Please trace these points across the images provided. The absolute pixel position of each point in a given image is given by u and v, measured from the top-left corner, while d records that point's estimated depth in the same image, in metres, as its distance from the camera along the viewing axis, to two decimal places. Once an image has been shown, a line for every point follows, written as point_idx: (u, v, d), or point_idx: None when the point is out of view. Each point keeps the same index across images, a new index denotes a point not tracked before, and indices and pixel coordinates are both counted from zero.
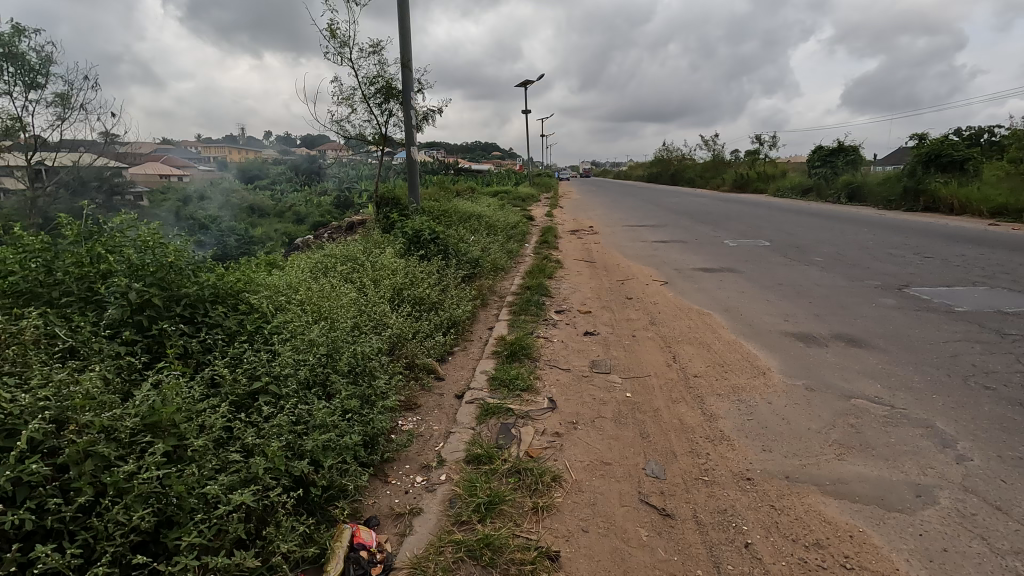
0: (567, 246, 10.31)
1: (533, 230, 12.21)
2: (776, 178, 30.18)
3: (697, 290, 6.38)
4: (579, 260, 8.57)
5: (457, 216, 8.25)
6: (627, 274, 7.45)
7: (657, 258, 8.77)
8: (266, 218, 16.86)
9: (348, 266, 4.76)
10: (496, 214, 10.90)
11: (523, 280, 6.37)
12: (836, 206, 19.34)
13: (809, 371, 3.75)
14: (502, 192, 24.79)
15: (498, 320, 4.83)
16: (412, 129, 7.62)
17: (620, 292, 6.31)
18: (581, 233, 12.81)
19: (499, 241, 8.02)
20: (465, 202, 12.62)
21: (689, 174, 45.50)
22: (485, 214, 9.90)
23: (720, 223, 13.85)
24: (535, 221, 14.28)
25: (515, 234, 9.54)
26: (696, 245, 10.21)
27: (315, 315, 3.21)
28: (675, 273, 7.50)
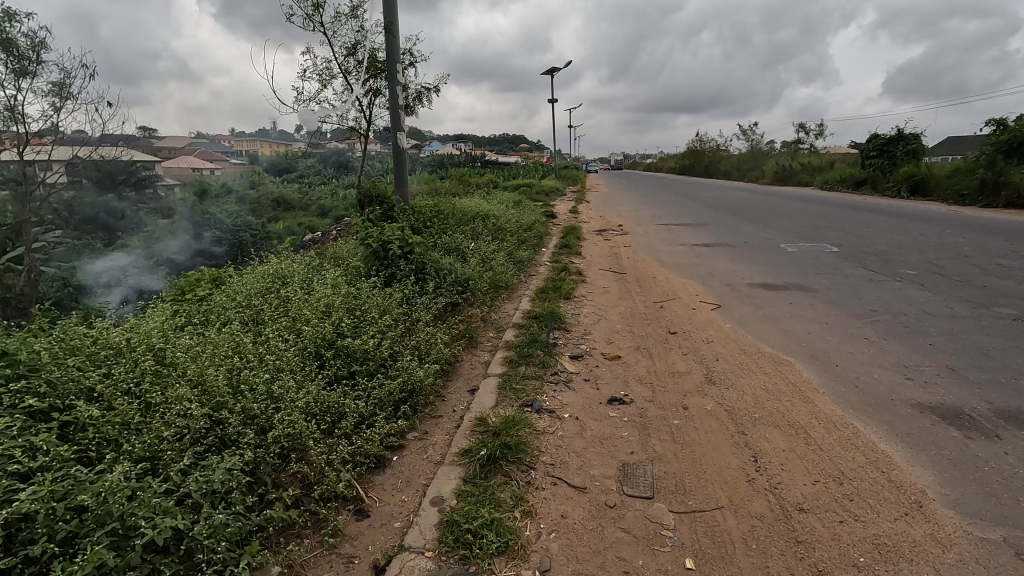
0: (592, 251, 8.79)
1: (554, 231, 10.69)
2: (824, 169, 27.76)
3: (764, 320, 4.80)
4: (606, 271, 7.04)
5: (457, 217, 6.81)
6: (665, 291, 5.92)
7: (702, 269, 7.17)
8: (286, 209, 15.87)
9: (282, 297, 3.43)
10: (511, 214, 9.44)
11: (533, 304, 4.91)
12: (898, 201, 17.20)
13: (1000, 504, 2.18)
14: (526, 186, 23.22)
15: (487, 376, 3.38)
16: (398, 110, 6.18)
17: (661, 322, 4.78)
18: (609, 233, 11.22)
19: (508, 249, 6.57)
20: (477, 199, 11.16)
21: (725, 166, 43.07)
22: (495, 213, 8.44)
23: (769, 222, 12.07)
24: (558, 219, 12.76)
25: (529, 237, 8.05)
26: (749, 250, 8.55)
27: (138, 426, 2.01)
28: (726, 292, 5.91)
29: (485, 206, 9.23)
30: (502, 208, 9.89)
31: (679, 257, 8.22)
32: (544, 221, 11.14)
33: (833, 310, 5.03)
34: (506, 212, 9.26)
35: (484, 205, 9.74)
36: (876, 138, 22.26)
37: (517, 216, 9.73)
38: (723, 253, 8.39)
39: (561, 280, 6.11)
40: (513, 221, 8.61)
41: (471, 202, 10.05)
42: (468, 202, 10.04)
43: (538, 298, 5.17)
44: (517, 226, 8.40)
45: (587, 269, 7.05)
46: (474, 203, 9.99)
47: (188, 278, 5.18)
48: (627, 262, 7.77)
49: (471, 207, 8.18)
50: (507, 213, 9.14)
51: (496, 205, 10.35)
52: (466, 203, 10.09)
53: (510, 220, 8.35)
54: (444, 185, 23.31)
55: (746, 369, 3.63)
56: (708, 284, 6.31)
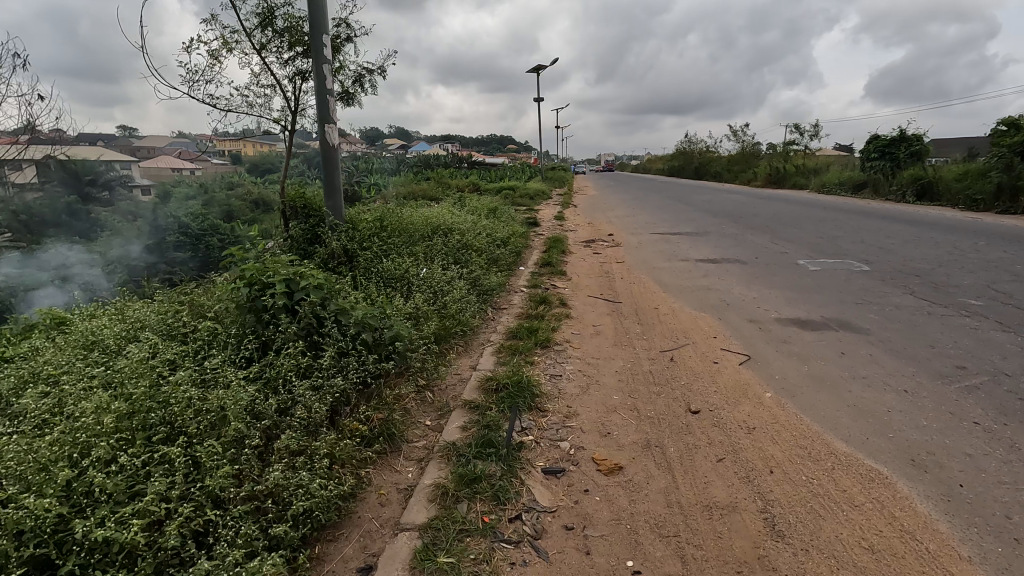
0: (579, 270, 7.43)
1: (535, 243, 9.29)
2: (819, 172, 26.74)
3: (813, 382, 3.48)
4: (597, 299, 5.69)
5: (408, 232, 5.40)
6: (672, 333, 4.58)
7: (712, 296, 5.84)
8: None
9: (54, 400, 2.03)
10: (483, 222, 8.06)
11: (495, 368, 3.53)
12: (905, 207, 16.14)
13: None
14: (510, 190, 21.75)
15: (397, 530, 2.00)
16: (327, 94, 4.74)
17: (673, 387, 3.42)
18: (598, 245, 9.85)
19: (473, 276, 5.16)
20: (448, 208, 9.74)
21: (715, 168, 42.09)
22: (462, 224, 7.05)
23: (774, 231, 10.85)
24: (541, 227, 11.43)
25: (502, 254, 6.65)
26: (764, 268, 7.27)
27: None
28: (751, 334, 4.58)
29: (453, 215, 7.82)
30: (475, 217, 8.49)
31: (683, 277, 6.90)
32: (524, 231, 9.74)
33: (902, 364, 3.73)
34: (477, 222, 7.88)
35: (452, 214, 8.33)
36: (876, 139, 21.22)
37: (493, 225, 8.29)
38: (734, 272, 7.09)
39: (539, 319, 4.72)
40: (485, 233, 7.22)
41: (438, 211, 8.63)
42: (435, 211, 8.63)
43: (504, 354, 3.78)
44: (490, 240, 7.00)
45: (573, 297, 5.71)
46: (442, 212, 8.58)
47: (18, 317, 3.67)
48: (621, 286, 6.40)
49: (431, 218, 6.77)
50: (478, 223, 7.73)
51: (469, 214, 8.96)
52: (433, 211, 8.65)
53: (479, 233, 6.96)
54: (424, 188, 21.79)
55: (823, 499, 2.27)
56: (722, 319, 5.00)
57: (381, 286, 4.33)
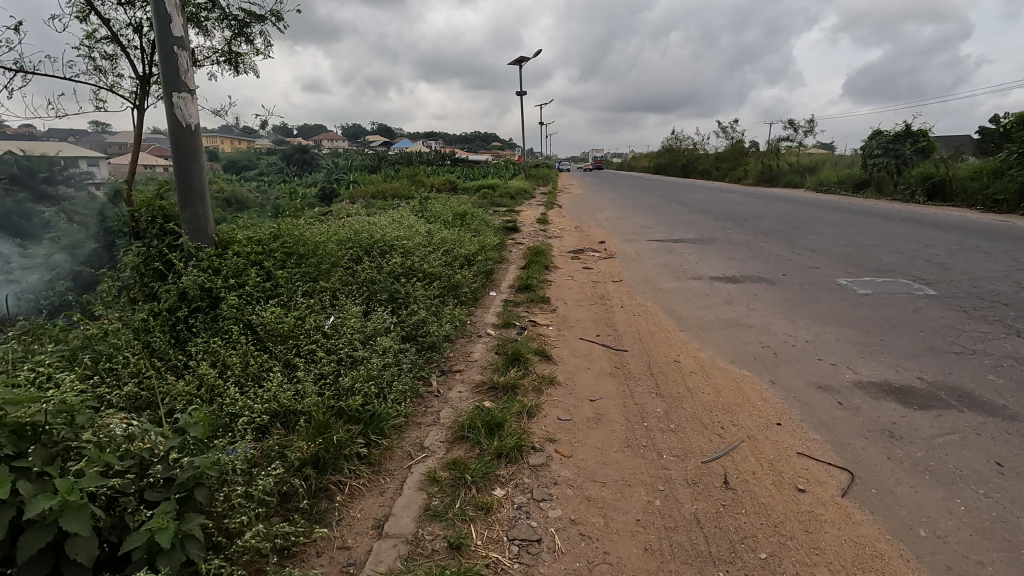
0: (567, 293, 5.85)
1: (513, 254, 7.67)
2: (816, 170, 25.52)
3: (997, 553, 1.91)
4: (592, 346, 4.12)
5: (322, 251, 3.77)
6: (710, 416, 2.99)
7: (746, 338, 4.31)
8: None
9: None
10: (448, 232, 6.48)
11: (417, 535, 1.90)
12: (919, 207, 14.83)
13: None
14: (490, 188, 20.12)
15: None
16: (176, 43, 3.02)
17: (746, 569, 1.84)
18: (589, 256, 8.29)
19: (412, 321, 3.54)
20: (409, 213, 8.08)
21: (703, 165, 40.86)
22: (415, 236, 5.43)
23: (791, 238, 9.38)
24: (521, 234, 9.83)
25: (466, 277, 5.02)
26: (798, 291, 5.76)
27: None
28: (830, 413, 3.02)
29: (407, 224, 6.22)
30: (438, 224, 6.88)
31: (699, 305, 5.35)
32: (501, 239, 8.14)
33: None
34: (439, 231, 6.27)
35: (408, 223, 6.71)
36: (880, 135, 19.94)
37: (460, 235, 6.67)
38: (763, 298, 5.56)
39: (508, 392, 3.13)
40: (446, 248, 5.61)
41: (390, 220, 7.02)
42: (387, 220, 7.01)
43: (440, 489, 2.17)
44: (450, 258, 5.38)
45: (560, 343, 4.14)
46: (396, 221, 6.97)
47: None
48: (622, 321, 4.83)
49: (372, 229, 5.16)
50: (440, 233, 6.11)
51: (432, 221, 7.33)
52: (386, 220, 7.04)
53: (435, 250, 5.33)
54: (398, 186, 20.03)
55: None
56: (776, 381, 3.45)
57: (252, 351, 2.74)
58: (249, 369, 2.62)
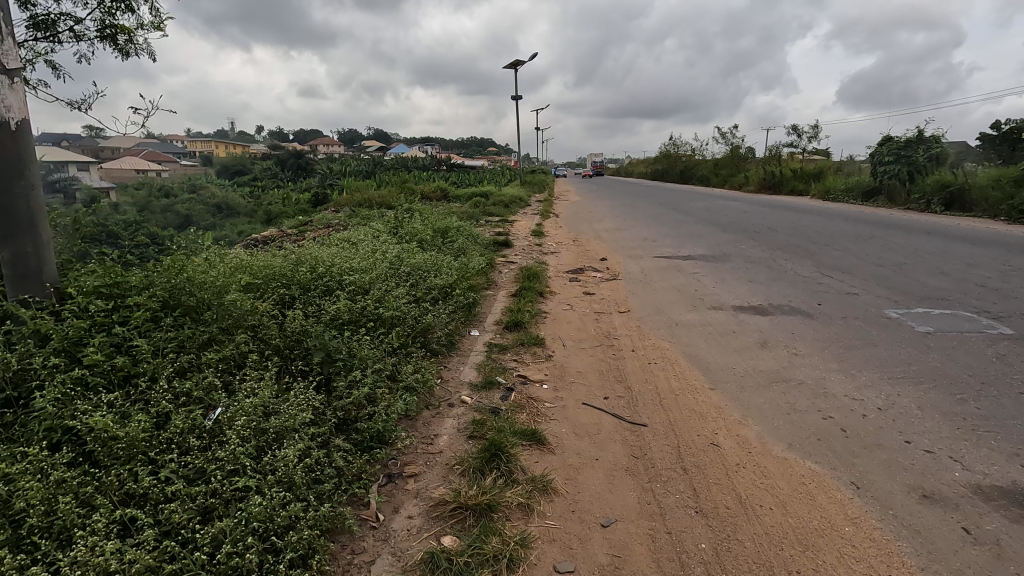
0: (566, 329, 4.85)
1: (502, 275, 6.68)
2: (820, 178, 24.68)
3: None
4: (599, 418, 3.12)
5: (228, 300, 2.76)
6: (784, 561, 1.99)
7: (799, 405, 3.32)
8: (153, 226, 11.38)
9: None
10: (424, 254, 5.49)
11: None
12: (938, 218, 13.91)
13: None
14: (482, 196, 19.12)
15: None
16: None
17: None
18: (589, 276, 7.30)
19: (350, 401, 2.54)
20: (383, 228, 7.07)
21: (701, 172, 40.06)
22: (379, 265, 4.41)
23: (814, 256, 8.42)
24: (512, 250, 8.83)
25: (440, 318, 4.02)
26: (843, 328, 4.79)
27: None
28: (964, 554, 2.01)
29: (374, 246, 5.21)
30: (413, 245, 5.88)
31: (727, 349, 4.37)
32: (489, 258, 7.13)
33: None
34: (413, 254, 5.27)
35: (376, 244, 5.70)
36: (889, 142, 19.10)
37: (439, 257, 5.67)
38: (803, 339, 4.58)
39: (483, 516, 2.12)
40: (418, 279, 4.60)
41: (358, 240, 6.02)
42: (354, 239, 6.01)
43: None
44: (422, 291, 4.38)
45: (557, 414, 3.14)
46: (364, 240, 5.97)
47: None
48: (635, 374, 3.83)
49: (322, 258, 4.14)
50: (414, 257, 5.11)
51: (407, 240, 6.32)
52: (354, 240, 6.03)
53: (404, 283, 4.33)
54: (385, 194, 19.04)
55: None
56: (861, 485, 2.46)
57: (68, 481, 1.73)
58: (51, 520, 1.62)
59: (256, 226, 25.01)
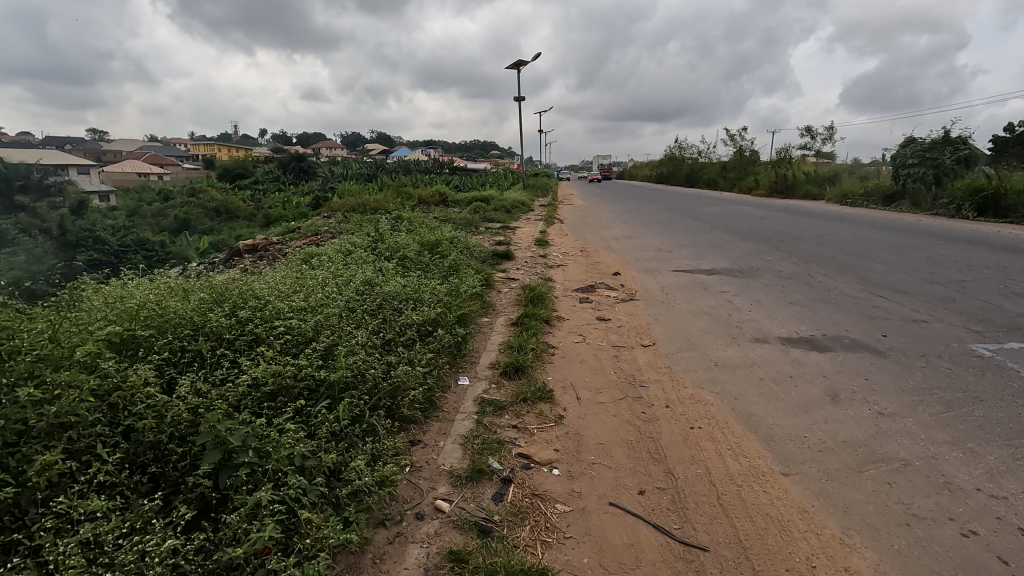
0: (578, 373, 3.88)
1: (502, 297, 5.72)
2: (835, 181, 23.73)
3: None
4: (635, 534, 2.16)
5: (36, 393, 1.77)
6: None
7: (919, 507, 2.33)
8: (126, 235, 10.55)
9: None
10: (404, 277, 4.52)
11: None
12: (973, 225, 12.92)
13: None
14: (483, 201, 18.21)
15: None
16: None
17: None
18: (601, 296, 6.34)
19: (242, 552, 1.57)
20: (363, 238, 6.11)
21: (708, 175, 39.13)
22: (335, 299, 3.45)
23: (856, 270, 7.42)
24: (514, 263, 7.88)
25: (413, 369, 3.04)
26: (929, 374, 3.79)
27: None
28: None
29: (339, 270, 4.26)
30: (393, 263, 4.91)
31: (788, 404, 3.37)
32: (487, 274, 6.17)
33: None
34: (389, 278, 4.31)
35: (349, 265, 4.74)
36: (913, 143, 18.11)
37: (423, 280, 4.71)
38: (883, 388, 3.59)
39: None
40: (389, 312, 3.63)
41: (328, 256, 5.06)
42: (323, 257, 5.05)
43: None
44: (392, 330, 3.41)
45: (574, 528, 2.17)
46: (335, 257, 5.01)
47: None
48: (673, 449, 2.85)
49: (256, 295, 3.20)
50: (389, 282, 4.15)
51: (388, 253, 5.34)
52: (324, 258, 5.07)
53: (364, 321, 3.34)
54: (380, 199, 18.20)
55: None
56: None
57: None
58: None
59: (253, 231, 24.38)
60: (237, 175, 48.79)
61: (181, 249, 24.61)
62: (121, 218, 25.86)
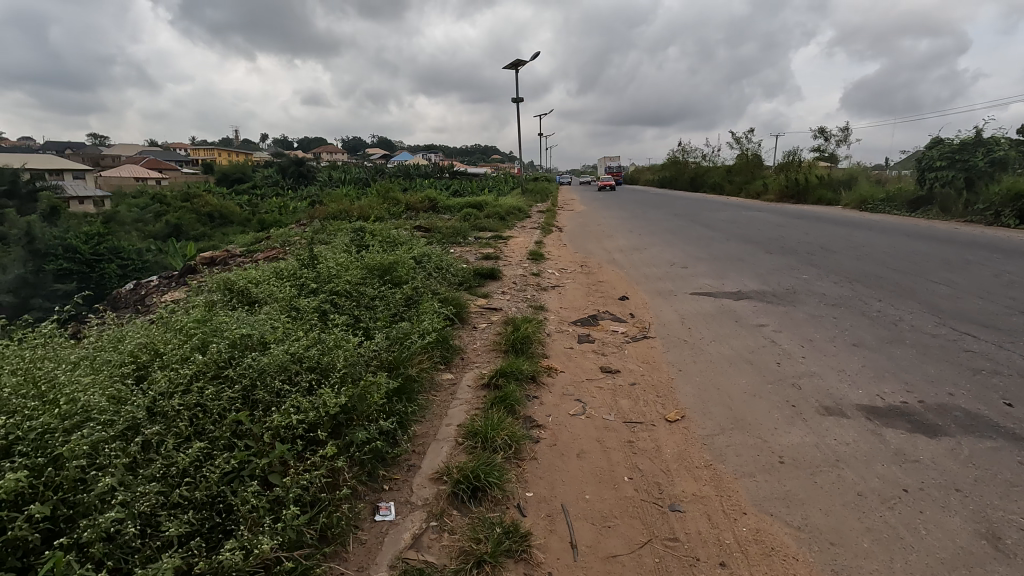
0: (573, 482, 2.52)
1: (476, 337, 4.38)
2: (851, 186, 22.45)
3: None
4: None
5: None
6: None
7: None
8: None
9: None
10: (323, 327, 3.15)
11: None
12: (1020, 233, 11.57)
13: None
14: (476, 207, 16.94)
15: None
16: None
17: None
18: (605, 330, 5.01)
19: None
20: (301, 256, 4.77)
21: (714, 179, 37.89)
22: (165, 381, 2.12)
23: (917, 294, 6.07)
24: (499, 285, 6.54)
25: (265, 528, 1.69)
26: None
27: None
28: None
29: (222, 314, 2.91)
30: (317, 299, 3.53)
31: (925, 566, 2.01)
32: (460, 304, 4.83)
33: None
34: (297, 327, 2.94)
35: (251, 308, 3.38)
36: (940, 144, 16.79)
37: (354, 330, 3.35)
38: None
39: None
40: (267, 385, 2.26)
41: (229, 289, 3.69)
42: (223, 290, 3.69)
43: None
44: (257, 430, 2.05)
45: None
46: (240, 293, 3.65)
47: None
48: None
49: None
50: (290, 333, 2.78)
51: (320, 279, 3.96)
52: (225, 292, 3.70)
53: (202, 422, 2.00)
54: (367, 205, 16.97)
55: None
56: None
57: None
58: None
59: (236, 238, 23.20)
60: (232, 179, 47.79)
61: (161, 258, 23.37)
62: (99, 224, 24.63)
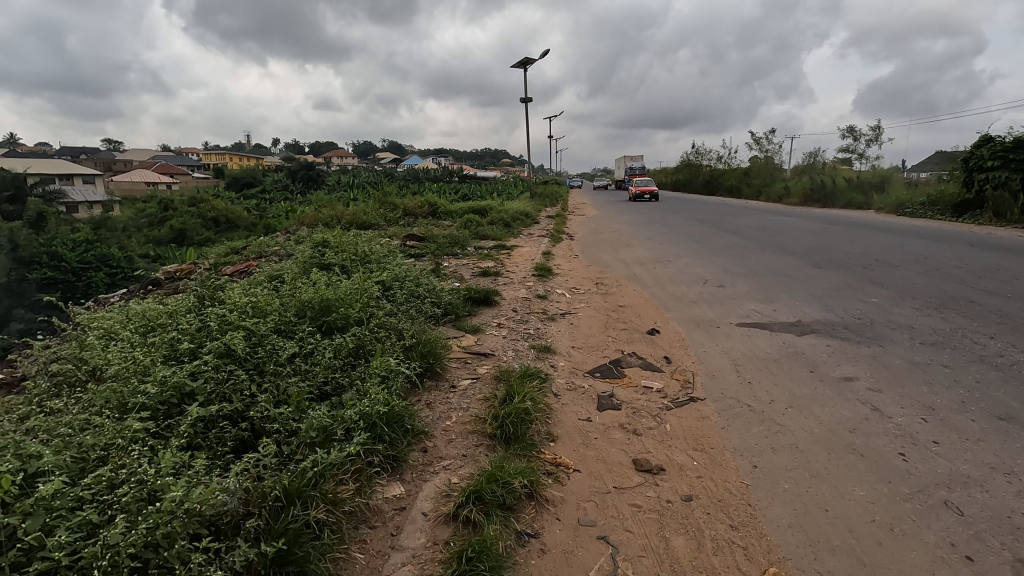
0: None
1: (452, 406, 3.04)
2: (884, 189, 20.89)
3: None
4: None
5: None
6: None
7: None
8: None
9: None
10: (161, 446, 1.88)
11: None
12: None
13: None
14: (480, 213, 15.68)
15: None
16: None
17: None
18: (635, 388, 3.63)
19: None
20: (218, 287, 3.45)
21: (731, 181, 36.36)
22: None
23: None
24: (494, 313, 5.22)
25: None
26: None
27: None
28: None
29: None
30: (182, 369, 2.23)
31: None
32: (435, 353, 3.47)
33: None
34: (92, 463, 1.74)
35: (75, 400, 2.12)
36: (990, 143, 15.25)
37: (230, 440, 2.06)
38: None
39: None
40: None
41: (61, 367, 2.41)
42: (53, 368, 2.41)
43: None
44: None
45: None
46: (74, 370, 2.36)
47: None
48: None
49: None
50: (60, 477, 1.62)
51: (207, 325, 2.63)
52: (58, 367, 2.42)
53: None
54: (363, 211, 15.74)
55: None
56: None
57: None
58: None
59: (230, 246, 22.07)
60: (237, 182, 46.76)
61: (151, 265, 22.01)
62: (88, 231, 23.39)
